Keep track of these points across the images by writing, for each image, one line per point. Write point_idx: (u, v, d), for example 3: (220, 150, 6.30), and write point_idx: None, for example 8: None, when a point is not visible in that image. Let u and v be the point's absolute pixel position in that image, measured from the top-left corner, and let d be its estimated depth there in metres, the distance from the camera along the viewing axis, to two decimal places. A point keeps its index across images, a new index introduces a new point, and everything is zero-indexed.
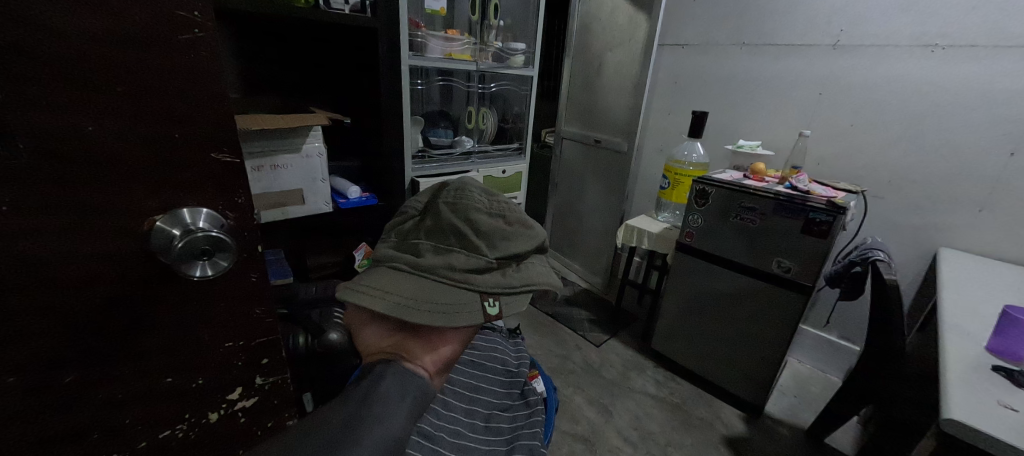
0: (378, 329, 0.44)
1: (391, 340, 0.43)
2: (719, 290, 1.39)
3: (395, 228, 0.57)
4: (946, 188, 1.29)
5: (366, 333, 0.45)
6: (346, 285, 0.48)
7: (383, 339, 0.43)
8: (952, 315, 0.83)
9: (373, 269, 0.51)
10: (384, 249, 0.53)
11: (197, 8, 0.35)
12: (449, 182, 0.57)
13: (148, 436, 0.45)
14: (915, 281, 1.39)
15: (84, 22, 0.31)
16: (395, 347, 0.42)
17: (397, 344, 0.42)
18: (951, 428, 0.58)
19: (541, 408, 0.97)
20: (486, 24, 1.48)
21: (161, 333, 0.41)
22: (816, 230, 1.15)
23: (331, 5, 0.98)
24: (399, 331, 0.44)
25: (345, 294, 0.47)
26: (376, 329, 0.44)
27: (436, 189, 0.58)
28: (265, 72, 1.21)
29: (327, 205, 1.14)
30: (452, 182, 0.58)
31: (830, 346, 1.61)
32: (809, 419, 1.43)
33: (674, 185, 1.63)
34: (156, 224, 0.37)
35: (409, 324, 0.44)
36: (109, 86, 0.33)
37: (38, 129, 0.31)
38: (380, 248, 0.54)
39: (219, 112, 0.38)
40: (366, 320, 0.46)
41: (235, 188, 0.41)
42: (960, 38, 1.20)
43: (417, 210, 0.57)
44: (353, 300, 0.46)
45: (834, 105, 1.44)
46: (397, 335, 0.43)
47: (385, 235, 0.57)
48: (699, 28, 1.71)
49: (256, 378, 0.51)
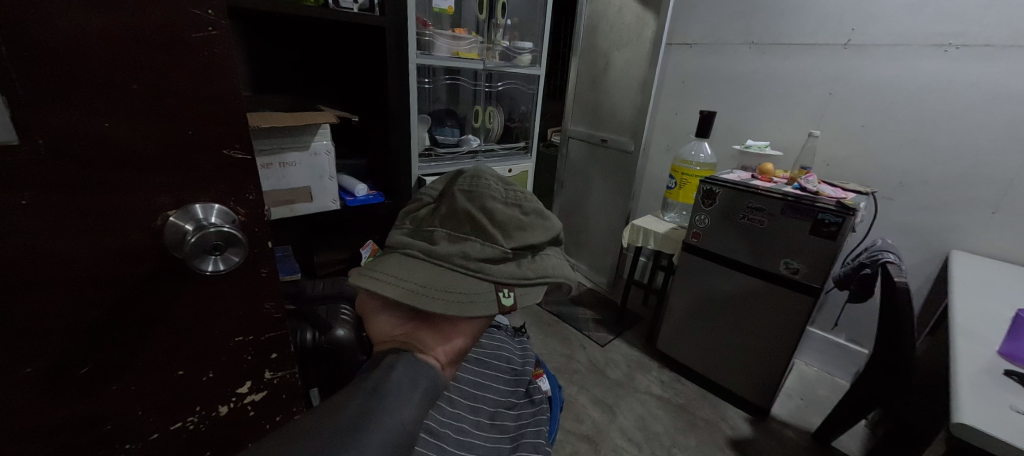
0: (391, 317, 0.45)
1: (403, 329, 0.43)
2: (725, 291, 1.38)
3: (410, 215, 0.58)
4: (958, 190, 1.27)
5: (378, 322, 0.46)
6: (360, 271, 0.49)
7: (395, 328, 0.43)
8: (964, 319, 0.82)
9: (387, 256, 0.52)
10: (399, 236, 0.54)
11: (210, 6, 0.37)
12: (464, 170, 0.58)
13: (160, 428, 0.46)
14: (926, 284, 1.38)
15: (103, 20, 0.32)
16: (406, 336, 0.41)
17: (409, 333, 0.42)
18: (961, 432, 0.58)
19: (546, 407, 0.98)
20: (494, 23, 1.50)
21: (173, 325, 0.42)
22: (825, 231, 1.14)
23: (340, 4, 0.99)
24: (412, 321, 0.44)
25: (359, 279, 0.48)
26: (389, 317, 0.45)
27: (452, 177, 0.58)
28: (274, 71, 1.22)
29: (334, 203, 1.15)
30: (467, 171, 0.58)
31: (838, 349, 1.60)
32: (815, 422, 1.42)
33: (681, 185, 1.62)
34: (169, 219, 0.38)
35: (422, 313, 0.44)
36: (126, 84, 0.34)
37: (59, 123, 0.32)
38: (395, 235, 0.55)
39: (230, 109, 0.40)
40: (379, 308, 0.47)
41: (245, 184, 0.43)
42: (975, 38, 1.18)
43: (432, 197, 0.58)
44: (367, 285, 0.47)
45: (844, 105, 1.42)
46: (410, 324, 0.43)
47: (399, 222, 0.58)
48: (707, 27, 1.70)
49: (265, 373, 0.52)
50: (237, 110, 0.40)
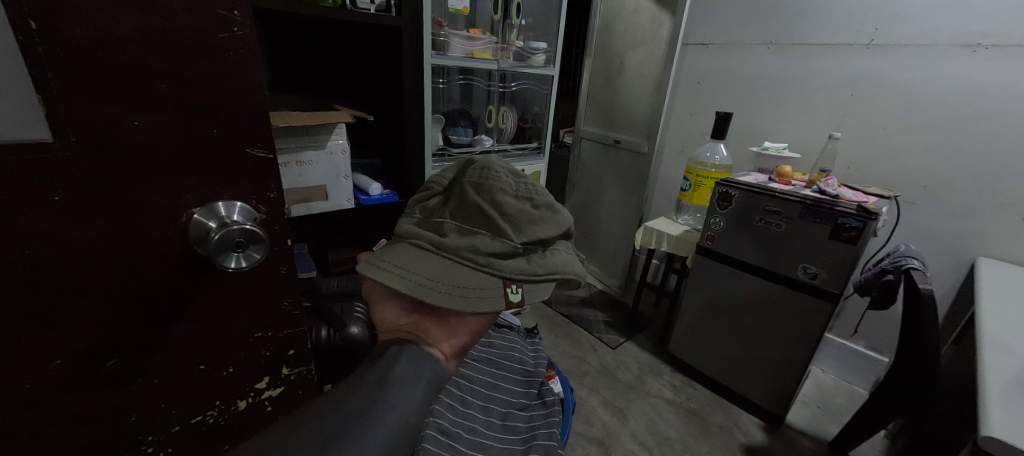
0: (396, 306, 0.45)
1: (407, 319, 0.43)
2: (741, 296, 1.36)
3: (418, 204, 0.57)
4: (987, 195, 1.23)
5: (383, 310, 0.46)
6: (369, 260, 0.49)
7: (399, 318, 0.43)
8: (994, 329, 0.79)
9: (395, 246, 0.52)
10: (408, 226, 0.54)
11: (236, 7, 0.38)
12: (474, 160, 0.56)
13: (182, 421, 0.47)
14: (951, 291, 1.34)
15: (132, 21, 0.33)
16: (411, 326, 0.42)
17: (414, 324, 0.42)
18: (993, 447, 0.55)
19: (558, 409, 0.98)
20: (509, 23, 1.48)
21: (194, 320, 0.43)
22: (844, 235, 1.11)
23: (357, 5, 0.99)
24: (416, 311, 0.44)
25: (368, 269, 0.48)
26: (394, 306, 0.45)
27: (461, 167, 0.57)
28: (292, 71, 1.24)
29: (349, 202, 1.16)
30: (476, 160, 0.56)
31: (857, 357, 1.56)
32: (832, 431, 1.38)
33: (696, 187, 1.61)
34: (193, 216, 0.39)
35: (429, 304, 0.44)
36: (154, 83, 0.35)
37: (88, 122, 0.33)
38: (404, 224, 0.54)
39: (253, 108, 0.40)
40: (385, 297, 0.47)
41: (266, 183, 0.44)
42: (1007, 38, 1.14)
43: (442, 187, 0.57)
44: (374, 276, 0.47)
45: (867, 106, 1.38)
46: (414, 316, 0.43)
47: (408, 211, 0.57)
48: (726, 27, 1.68)
49: (283, 369, 0.53)
50: (259, 111, 0.41)
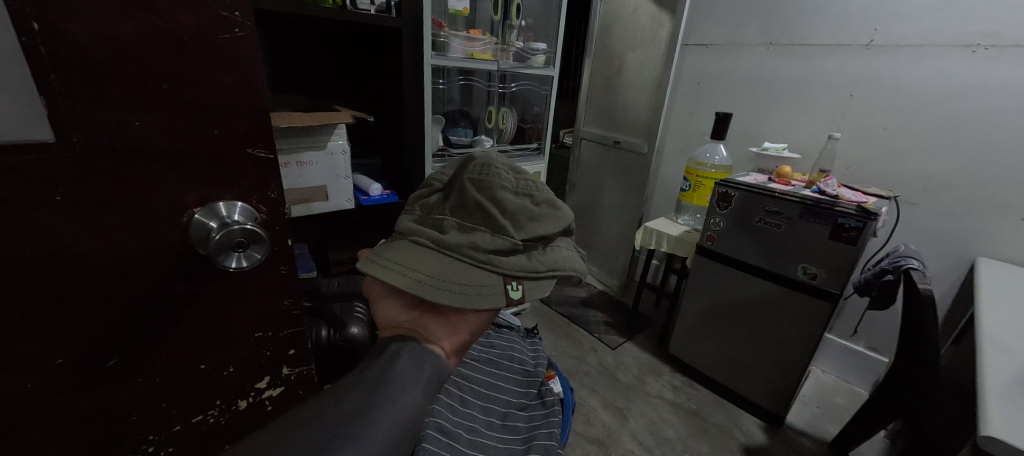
0: (396, 303, 0.45)
1: (408, 316, 0.43)
2: (741, 297, 1.36)
3: (419, 201, 0.57)
4: (987, 195, 1.23)
5: (383, 308, 0.46)
6: (370, 257, 0.50)
7: (399, 315, 0.43)
8: (994, 329, 0.79)
9: (396, 243, 0.52)
10: (409, 222, 0.54)
11: (236, 8, 0.38)
12: (474, 156, 0.56)
13: (183, 420, 0.47)
14: (951, 291, 1.34)
15: (134, 22, 0.33)
16: (412, 323, 0.42)
17: (414, 320, 0.42)
18: (992, 446, 0.55)
19: (557, 409, 0.98)
20: (509, 24, 1.48)
21: (195, 320, 0.43)
22: (844, 235, 1.11)
23: (357, 5, 1.00)
24: (417, 308, 0.44)
25: (369, 266, 0.49)
26: (394, 302, 0.45)
27: (461, 164, 0.57)
28: (292, 71, 1.24)
29: (349, 202, 1.17)
30: (476, 157, 0.57)
31: (857, 358, 1.56)
32: (832, 431, 1.38)
33: (696, 187, 1.61)
34: (194, 216, 0.39)
35: (429, 302, 0.44)
36: (155, 84, 0.35)
37: (90, 123, 0.33)
38: (404, 221, 0.55)
39: (254, 109, 0.41)
40: (385, 294, 0.47)
41: (266, 183, 0.44)
42: (1006, 38, 1.14)
43: (442, 183, 0.57)
44: (375, 273, 0.47)
45: (867, 106, 1.39)
46: (414, 313, 0.43)
47: (408, 208, 0.58)
48: (726, 27, 1.68)
49: (283, 369, 0.53)
50: (259, 112, 0.41)
